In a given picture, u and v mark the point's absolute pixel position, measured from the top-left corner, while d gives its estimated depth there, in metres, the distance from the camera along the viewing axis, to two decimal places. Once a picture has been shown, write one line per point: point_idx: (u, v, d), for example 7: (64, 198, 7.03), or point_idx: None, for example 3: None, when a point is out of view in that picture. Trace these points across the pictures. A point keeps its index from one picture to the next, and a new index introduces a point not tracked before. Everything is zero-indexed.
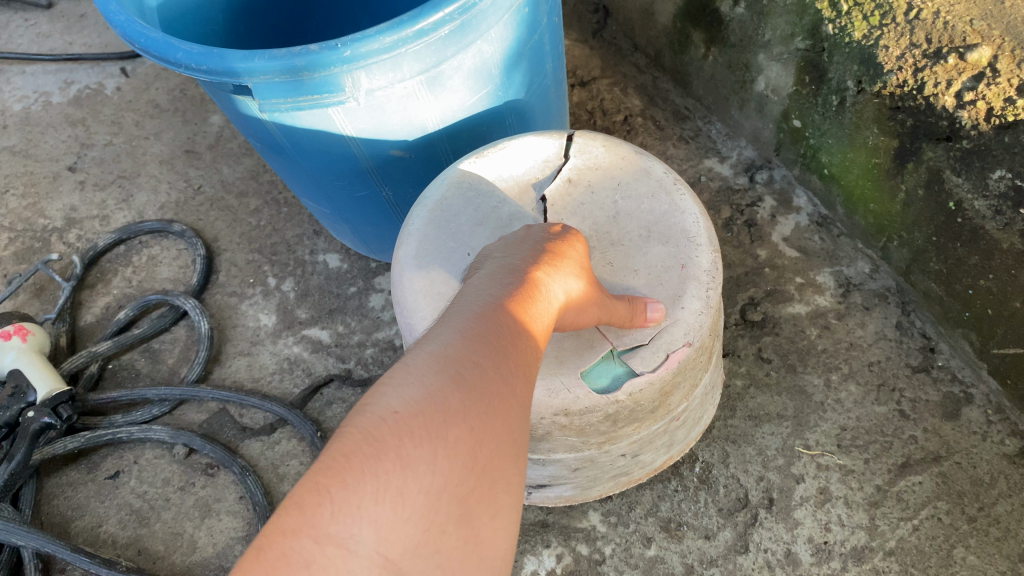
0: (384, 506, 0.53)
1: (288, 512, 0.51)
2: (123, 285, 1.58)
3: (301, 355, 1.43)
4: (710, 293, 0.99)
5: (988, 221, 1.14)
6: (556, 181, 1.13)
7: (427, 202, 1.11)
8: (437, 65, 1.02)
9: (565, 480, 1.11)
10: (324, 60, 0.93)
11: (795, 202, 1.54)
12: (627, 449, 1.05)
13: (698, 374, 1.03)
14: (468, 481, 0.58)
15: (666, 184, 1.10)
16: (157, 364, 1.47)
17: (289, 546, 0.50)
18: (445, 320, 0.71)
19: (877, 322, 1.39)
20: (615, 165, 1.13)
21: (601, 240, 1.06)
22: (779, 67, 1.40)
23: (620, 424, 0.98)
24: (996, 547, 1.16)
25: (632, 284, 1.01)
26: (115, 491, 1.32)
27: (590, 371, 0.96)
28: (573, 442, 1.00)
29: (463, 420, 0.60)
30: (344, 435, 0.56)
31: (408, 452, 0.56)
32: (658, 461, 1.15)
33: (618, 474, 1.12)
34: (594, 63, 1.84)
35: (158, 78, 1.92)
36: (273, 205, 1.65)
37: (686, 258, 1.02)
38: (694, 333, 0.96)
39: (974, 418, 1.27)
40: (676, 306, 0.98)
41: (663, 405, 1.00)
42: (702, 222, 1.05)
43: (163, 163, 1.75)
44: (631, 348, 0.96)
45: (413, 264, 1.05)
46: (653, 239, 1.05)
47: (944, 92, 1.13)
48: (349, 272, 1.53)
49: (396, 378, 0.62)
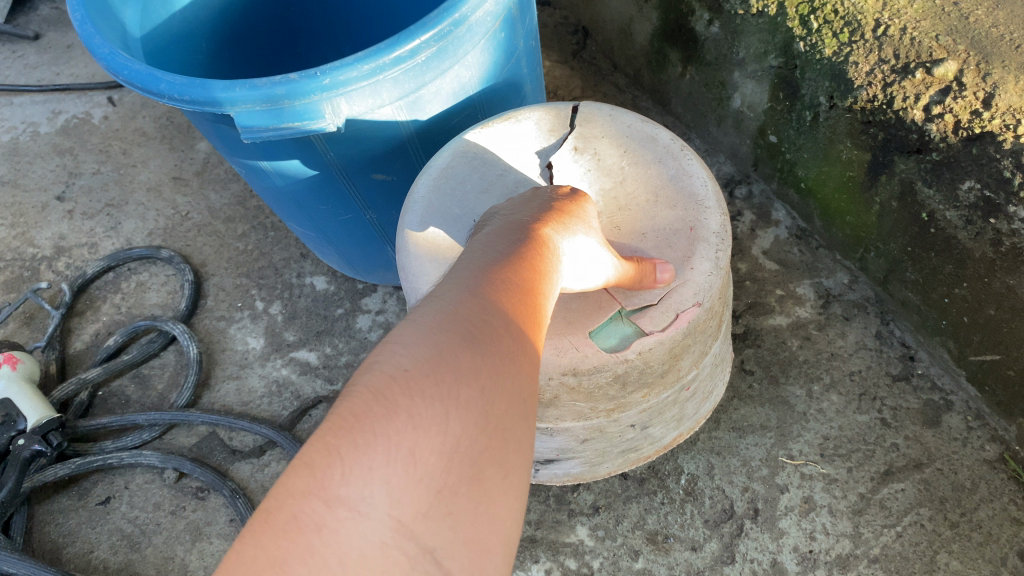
0: (394, 468, 0.53)
1: (298, 474, 0.52)
2: (113, 311, 1.59)
3: (289, 378, 1.44)
4: (720, 253, 1.00)
5: (960, 231, 1.17)
6: (562, 149, 1.15)
7: (432, 170, 1.12)
8: (416, 90, 1.04)
9: (573, 454, 1.12)
10: (303, 89, 0.95)
11: (774, 216, 1.57)
12: (637, 419, 1.06)
13: (707, 341, 1.04)
14: (480, 441, 0.58)
15: (672, 150, 1.11)
16: (147, 390, 1.48)
17: (299, 509, 0.50)
18: (450, 283, 0.71)
19: (857, 331, 1.41)
20: (622, 134, 1.15)
21: (608, 205, 1.11)
22: (753, 85, 1.43)
23: (629, 388, 0.99)
24: (979, 552, 1.17)
25: (640, 245, 1.05)
26: (106, 516, 1.32)
27: (598, 330, 0.98)
28: (581, 409, 1.01)
29: (474, 379, 0.60)
30: (353, 396, 0.57)
31: (419, 412, 0.56)
32: (668, 438, 1.17)
33: (626, 450, 1.14)
34: (575, 83, 1.87)
35: (144, 107, 1.94)
36: (260, 230, 1.67)
37: (694, 220, 1.04)
38: (704, 294, 0.97)
39: (954, 425, 1.29)
40: (685, 267, 1.00)
41: (672, 369, 1.01)
42: (709, 185, 1.06)
43: (150, 191, 1.77)
44: (639, 309, 0.98)
45: (417, 229, 1.07)
46: (660, 203, 1.08)
47: (912, 106, 1.15)
48: (335, 294, 1.55)
49: (404, 338, 0.62)
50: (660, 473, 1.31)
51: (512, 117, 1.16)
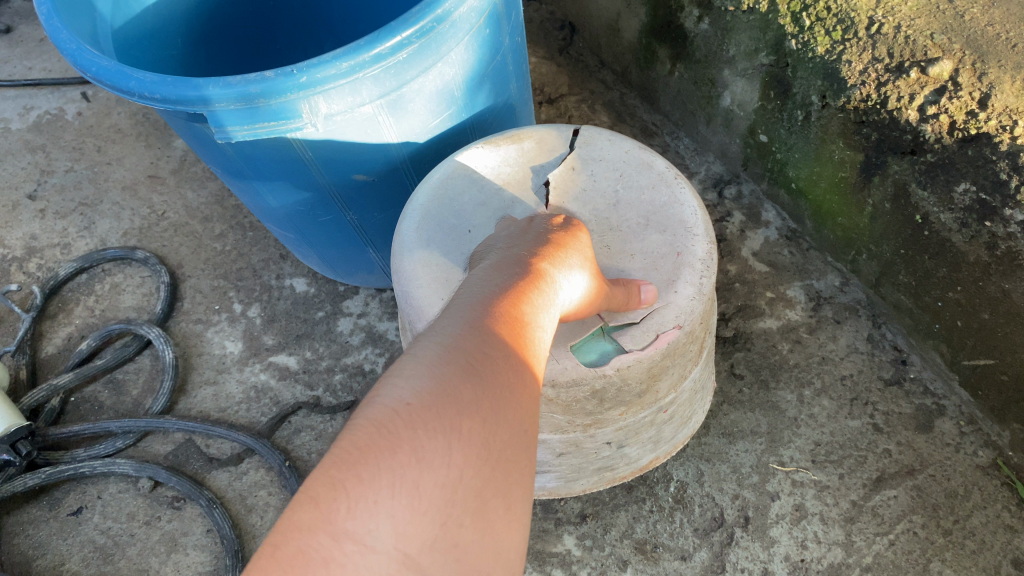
0: (399, 501, 0.51)
1: (302, 508, 0.50)
2: (86, 314, 1.54)
3: (268, 383, 1.40)
4: (704, 279, 0.98)
5: (954, 234, 1.14)
6: (560, 168, 1.11)
7: (431, 181, 1.11)
8: (397, 88, 1.00)
9: (549, 467, 1.10)
10: (279, 87, 0.91)
11: (764, 217, 1.54)
12: (613, 437, 1.04)
13: (687, 364, 1.02)
14: (485, 473, 0.56)
15: (666, 178, 1.08)
16: (121, 396, 1.43)
17: (305, 543, 0.48)
18: (450, 311, 0.68)
19: (848, 335, 1.38)
20: (618, 157, 1.12)
21: (599, 225, 1.05)
22: (744, 83, 1.40)
23: (606, 404, 0.97)
24: (972, 560, 1.16)
25: (627, 267, 1.00)
26: (78, 528, 1.28)
27: (580, 346, 0.94)
28: (558, 421, 0.99)
29: (478, 410, 0.58)
30: (355, 429, 0.54)
31: (423, 445, 0.54)
32: (644, 460, 1.14)
33: (601, 468, 1.11)
34: (561, 80, 1.83)
35: (119, 103, 1.89)
36: (238, 230, 1.63)
37: (682, 246, 1.01)
38: (686, 317, 0.95)
39: (947, 430, 1.27)
40: (669, 289, 0.97)
41: (650, 390, 0.98)
42: (699, 214, 1.04)
43: (125, 189, 1.72)
44: (622, 326, 0.95)
45: (412, 237, 1.05)
46: (651, 227, 1.04)
47: (906, 106, 1.13)
48: (316, 296, 1.51)
49: (405, 368, 0.59)
50: (649, 481, 1.28)
51: (516, 135, 1.14)
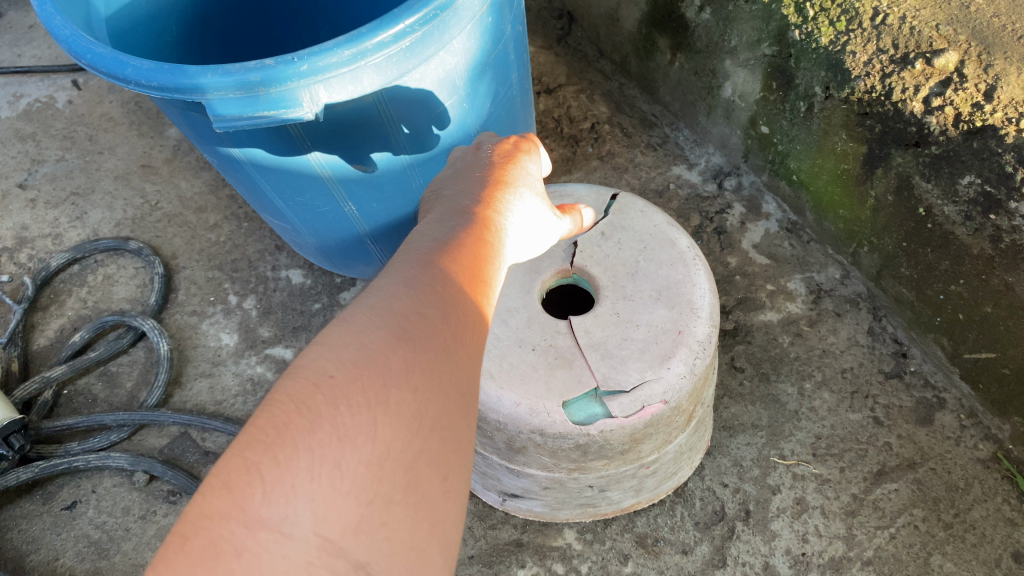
0: (319, 482, 0.48)
1: (214, 493, 0.46)
2: (79, 306, 1.52)
3: (265, 376, 1.39)
4: (698, 362, 1.01)
5: (958, 227, 1.14)
6: (590, 232, 1.13)
7: None
8: (399, 78, 0.99)
9: (535, 495, 1.15)
10: (279, 75, 0.89)
11: (764, 209, 1.53)
12: (595, 481, 1.09)
13: (672, 431, 1.06)
14: (416, 443, 0.53)
15: (686, 257, 1.10)
16: (115, 389, 1.41)
17: (218, 533, 0.45)
18: (387, 272, 0.65)
19: (849, 328, 1.38)
20: (646, 229, 1.13)
21: (614, 291, 1.06)
22: (746, 73, 1.39)
23: (590, 456, 1.02)
24: (973, 553, 1.15)
25: (630, 336, 1.02)
26: (72, 522, 1.26)
27: (571, 403, 0.98)
28: (545, 461, 1.05)
29: (406, 378, 0.54)
30: (273, 405, 0.51)
31: (344, 421, 0.51)
32: (626, 503, 1.18)
33: (584, 503, 1.16)
34: (560, 70, 1.81)
35: (111, 90, 1.86)
36: (233, 220, 1.61)
37: (685, 326, 1.02)
38: (673, 393, 0.98)
39: (948, 423, 1.27)
40: (662, 365, 0.99)
41: (632, 449, 1.04)
42: (709, 298, 1.06)
43: (118, 178, 1.70)
44: (613, 392, 0.98)
45: None
46: (661, 301, 1.05)
47: (912, 97, 1.13)
48: (312, 288, 1.49)
49: (332, 336, 0.56)
50: None
51: (559, 192, 1.19)
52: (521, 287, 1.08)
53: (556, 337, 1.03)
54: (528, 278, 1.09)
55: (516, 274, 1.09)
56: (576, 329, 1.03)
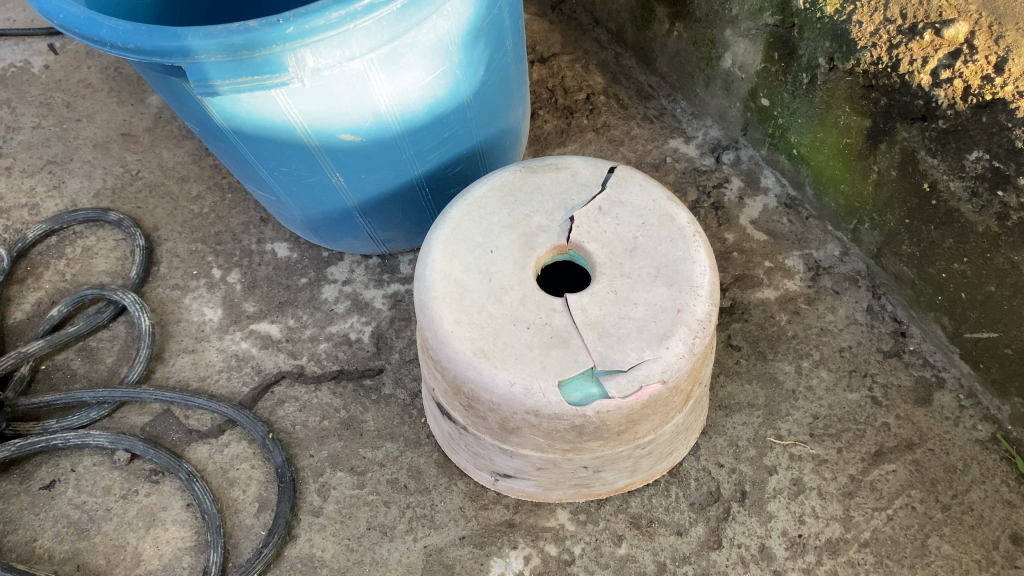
0: None
1: None
2: (57, 279, 1.47)
3: (250, 352, 1.36)
4: (697, 341, 0.98)
5: (963, 204, 1.11)
6: (587, 207, 1.09)
7: (467, 198, 1.12)
8: (390, 42, 0.94)
9: (527, 475, 1.12)
10: (264, 39, 0.86)
11: (762, 183, 1.49)
12: (590, 462, 1.07)
13: (670, 411, 1.03)
14: None
15: (685, 233, 1.06)
16: (95, 364, 1.37)
17: None
18: None
19: (848, 306, 1.35)
20: (645, 204, 1.09)
21: (612, 268, 1.03)
22: (746, 44, 1.35)
23: (585, 437, 1.00)
24: (970, 535, 1.14)
25: (627, 315, 0.99)
26: (51, 502, 1.23)
27: (567, 382, 0.96)
28: (540, 442, 1.02)
29: None
30: None
31: None
32: (620, 483, 1.16)
33: (578, 483, 1.13)
34: (553, 38, 1.76)
35: (89, 55, 1.80)
36: (217, 191, 1.57)
37: (684, 304, 1.00)
38: (671, 373, 0.96)
39: (946, 403, 1.25)
40: (660, 345, 0.97)
41: (629, 430, 1.01)
42: (708, 275, 1.03)
43: (97, 147, 1.64)
44: (610, 371, 0.96)
45: (436, 251, 1.07)
46: (660, 278, 1.02)
47: (919, 69, 1.10)
48: (299, 262, 1.46)
49: None
50: None
51: (555, 164, 1.15)
52: (515, 263, 1.04)
53: (551, 315, 1.00)
54: (522, 254, 1.05)
55: (510, 250, 1.05)
56: (572, 307, 1.00)
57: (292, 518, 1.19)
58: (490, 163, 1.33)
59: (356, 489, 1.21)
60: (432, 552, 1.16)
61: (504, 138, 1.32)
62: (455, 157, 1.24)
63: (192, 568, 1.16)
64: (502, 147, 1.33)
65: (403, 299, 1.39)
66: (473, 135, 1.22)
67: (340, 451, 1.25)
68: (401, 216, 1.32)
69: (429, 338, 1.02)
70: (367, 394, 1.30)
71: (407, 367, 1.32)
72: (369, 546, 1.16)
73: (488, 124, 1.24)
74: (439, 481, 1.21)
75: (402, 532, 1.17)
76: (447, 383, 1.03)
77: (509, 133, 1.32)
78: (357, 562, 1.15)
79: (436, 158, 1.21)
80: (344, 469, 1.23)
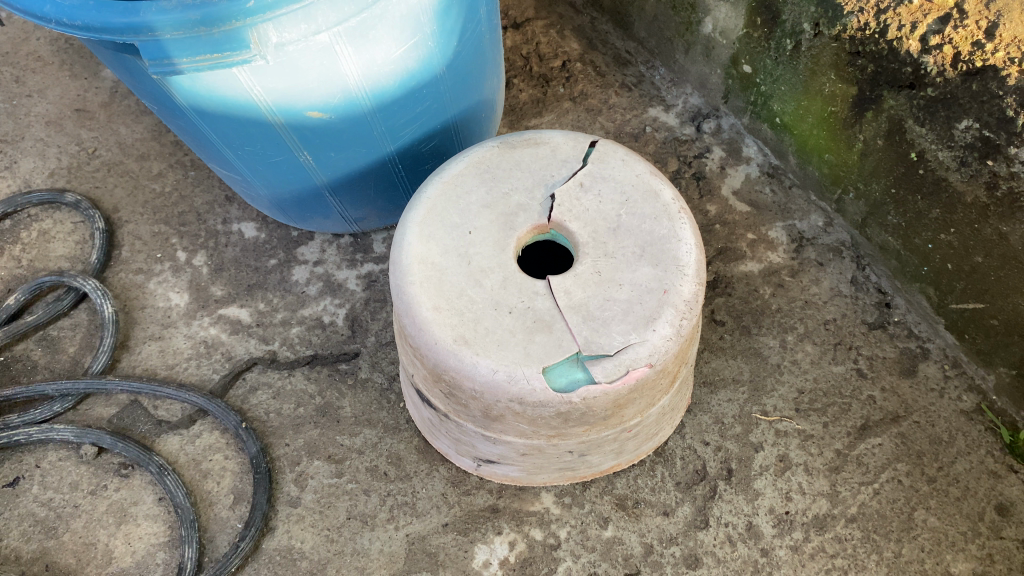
0: None
1: None
2: (13, 265, 1.41)
3: (219, 338, 1.31)
4: (683, 323, 0.95)
5: (952, 173, 1.09)
6: (568, 184, 1.05)
7: (442, 176, 1.07)
8: (358, 15, 0.89)
9: (512, 461, 1.09)
10: (222, 13, 0.81)
11: (744, 152, 1.46)
12: (575, 446, 1.04)
13: (657, 393, 1.01)
14: None
15: (670, 210, 1.03)
16: (56, 354, 1.32)
17: None
18: None
19: (832, 277, 1.33)
20: (627, 180, 1.06)
21: (595, 247, 0.99)
22: (728, 9, 1.31)
23: (570, 422, 0.97)
24: (956, 507, 1.13)
25: (612, 297, 0.95)
26: (15, 499, 1.18)
27: (552, 368, 0.93)
28: (524, 429, 0.99)
29: None
30: None
31: None
32: (605, 465, 1.13)
33: (563, 467, 1.10)
34: (527, 2, 1.70)
35: (37, 26, 1.71)
36: (179, 169, 1.50)
37: (670, 285, 0.96)
38: (658, 356, 0.93)
39: (931, 374, 1.24)
40: (647, 327, 0.94)
41: (615, 414, 0.99)
42: (695, 254, 0.99)
43: (50, 124, 1.57)
44: (596, 356, 0.93)
45: (411, 233, 1.02)
46: (645, 258, 0.98)
47: (908, 35, 1.07)
48: (267, 243, 1.40)
49: None
50: None
51: (534, 139, 1.10)
52: (495, 244, 1.00)
53: (533, 298, 0.96)
54: (502, 234, 1.01)
55: (489, 230, 1.01)
56: (555, 289, 0.96)
57: (269, 509, 1.15)
58: (465, 137, 1.28)
59: (334, 478, 1.18)
60: (415, 540, 1.13)
61: (479, 111, 1.27)
62: (429, 132, 1.19)
63: (166, 564, 1.13)
64: (477, 120, 1.28)
65: (377, 280, 1.35)
66: (447, 108, 1.17)
67: (316, 439, 1.21)
68: (373, 194, 1.27)
69: (407, 325, 0.98)
70: (343, 379, 1.26)
71: (384, 350, 1.28)
72: (349, 537, 1.13)
73: (463, 97, 1.19)
74: (420, 468, 1.18)
75: (383, 521, 1.14)
76: (426, 370, 0.99)
77: (484, 105, 1.27)
78: (337, 553, 1.12)
79: (409, 134, 1.16)
80: (321, 457, 1.19)
